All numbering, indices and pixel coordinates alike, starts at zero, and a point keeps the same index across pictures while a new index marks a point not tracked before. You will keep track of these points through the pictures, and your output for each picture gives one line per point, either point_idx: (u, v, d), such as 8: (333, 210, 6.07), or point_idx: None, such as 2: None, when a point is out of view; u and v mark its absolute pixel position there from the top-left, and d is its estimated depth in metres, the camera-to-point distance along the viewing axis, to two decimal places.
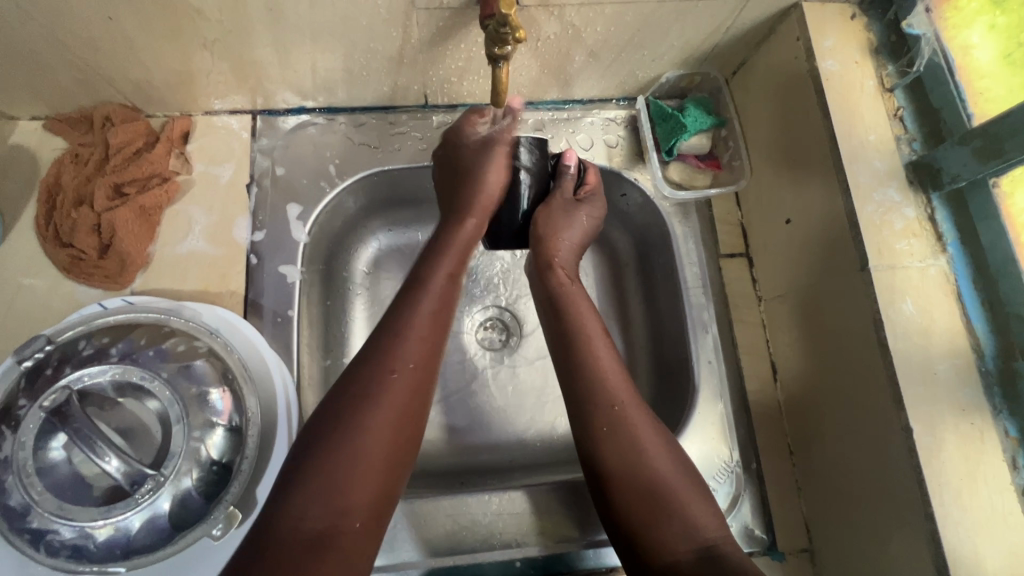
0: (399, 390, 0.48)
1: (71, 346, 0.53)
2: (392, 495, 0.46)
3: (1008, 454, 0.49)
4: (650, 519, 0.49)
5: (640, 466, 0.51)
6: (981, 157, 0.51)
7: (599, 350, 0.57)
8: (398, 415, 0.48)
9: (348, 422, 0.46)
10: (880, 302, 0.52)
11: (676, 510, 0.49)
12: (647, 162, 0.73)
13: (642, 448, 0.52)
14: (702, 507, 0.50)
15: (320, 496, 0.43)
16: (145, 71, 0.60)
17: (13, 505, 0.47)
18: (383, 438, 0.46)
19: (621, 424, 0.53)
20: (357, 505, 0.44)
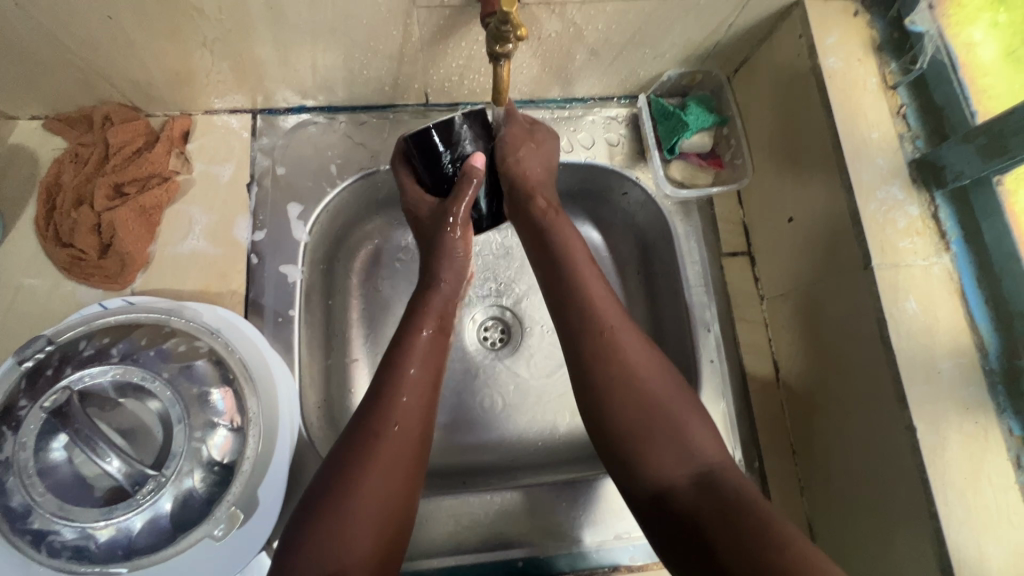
0: (398, 444, 0.50)
1: (72, 346, 0.53)
2: (394, 540, 0.48)
3: (1012, 453, 0.49)
4: (647, 454, 0.50)
5: (634, 394, 0.52)
6: (985, 154, 0.51)
7: (590, 280, 0.58)
8: (394, 466, 0.49)
9: (349, 481, 0.48)
10: (883, 300, 0.52)
11: (670, 436, 0.50)
12: (648, 160, 0.72)
13: (636, 372, 0.53)
14: (701, 429, 0.51)
15: (326, 542, 0.45)
16: (144, 70, 0.60)
17: (14, 506, 0.47)
18: (382, 494, 0.48)
19: (611, 354, 0.54)
20: (362, 548, 0.46)
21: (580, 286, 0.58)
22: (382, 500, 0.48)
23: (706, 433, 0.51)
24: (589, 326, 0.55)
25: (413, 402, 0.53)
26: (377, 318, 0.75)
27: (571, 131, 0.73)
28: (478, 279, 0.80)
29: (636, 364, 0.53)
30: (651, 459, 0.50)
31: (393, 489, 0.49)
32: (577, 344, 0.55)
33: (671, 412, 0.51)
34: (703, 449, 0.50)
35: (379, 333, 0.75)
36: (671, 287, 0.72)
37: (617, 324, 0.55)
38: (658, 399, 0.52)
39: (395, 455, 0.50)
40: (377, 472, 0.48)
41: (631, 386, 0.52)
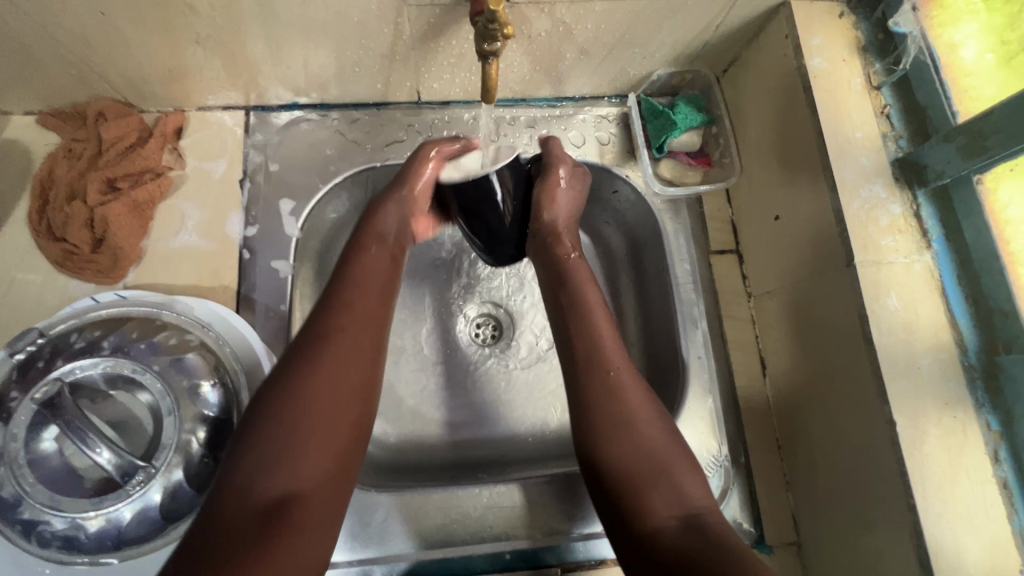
0: (343, 347, 0.48)
1: (63, 339, 0.53)
2: (346, 460, 0.45)
3: (990, 448, 0.50)
4: (635, 490, 0.49)
5: (630, 432, 0.52)
6: (965, 154, 0.52)
7: (598, 321, 0.59)
8: (348, 341, 0.49)
9: (314, 356, 0.47)
10: (865, 297, 0.53)
11: (662, 478, 0.49)
12: (638, 159, 0.73)
13: (636, 416, 0.53)
14: (692, 476, 0.50)
15: (265, 468, 0.42)
16: (138, 66, 0.60)
17: (5, 496, 0.48)
18: (332, 412, 0.45)
19: (614, 390, 0.54)
20: (310, 476, 0.43)
21: (592, 332, 0.58)
22: (342, 368, 0.47)
23: (698, 481, 0.50)
24: (594, 371, 0.55)
25: (361, 348, 0.49)
26: None
27: (562, 129, 0.74)
28: (470, 276, 0.81)
29: (635, 405, 0.53)
30: (641, 497, 0.48)
31: (347, 375, 0.47)
32: (581, 385, 0.55)
33: (666, 455, 0.51)
34: (692, 494, 0.49)
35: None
36: (660, 283, 0.73)
37: (623, 366, 0.56)
38: (654, 442, 0.51)
39: (354, 343, 0.49)
40: (332, 355, 0.47)
41: (630, 426, 0.52)
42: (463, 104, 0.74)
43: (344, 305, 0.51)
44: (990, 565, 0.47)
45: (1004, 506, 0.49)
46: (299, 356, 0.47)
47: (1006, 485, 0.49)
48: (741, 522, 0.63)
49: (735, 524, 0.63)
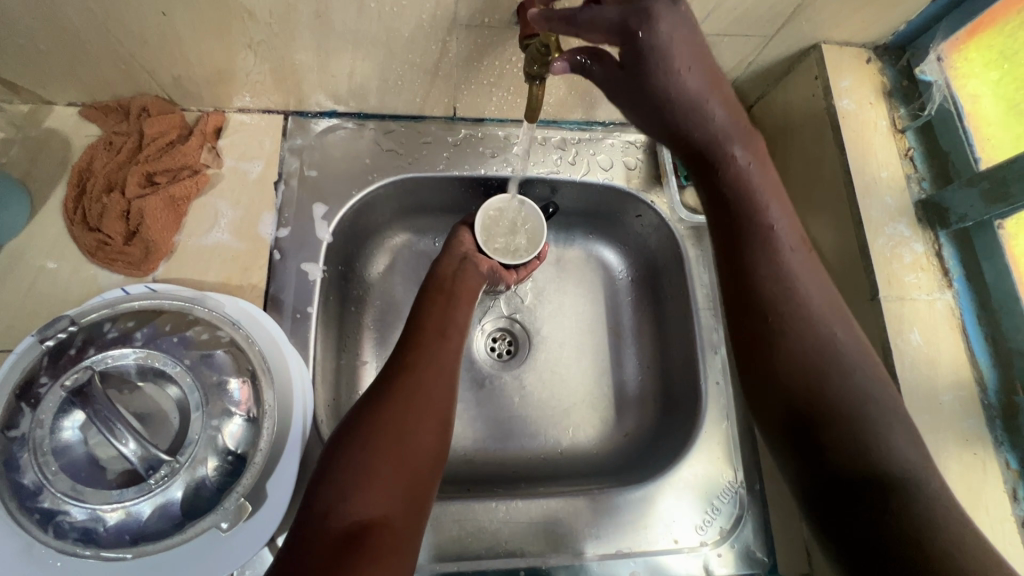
0: (414, 386, 0.55)
1: (96, 328, 0.53)
2: (416, 491, 0.49)
3: (1008, 485, 0.51)
4: (823, 422, 0.46)
5: (828, 364, 0.47)
6: (987, 199, 0.53)
7: (773, 217, 0.52)
8: (421, 402, 0.54)
9: (382, 408, 0.52)
10: (889, 331, 0.54)
11: (851, 427, 0.46)
12: (664, 185, 0.76)
13: (816, 330, 0.49)
14: (902, 430, 0.45)
15: (343, 493, 0.46)
16: (187, 66, 0.62)
17: (25, 483, 0.47)
18: (406, 436, 0.51)
19: (793, 296, 0.50)
20: (381, 501, 0.47)
21: (783, 268, 0.51)
22: (408, 420, 0.52)
23: (904, 435, 0.45)
24: (774, 280, 0.50)
25: (434, 397, 0.55)
26: (389, 324, 0.78)
27: (591, 153, 0.77)
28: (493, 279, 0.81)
29: (830, 338, 0.49)
30: (835, 445, 0.46)
31: (418, 425, 0.52)
32: (739, 193, 0.52)
33: (870, 416, 0.46)
34: (898, 449, 0.45)
35: (384, 335, 0.77)
36: (682, 309, 0.75)
37: (806, 284, 0.51)
38: (821, 361, 0.48)
39: (413, 397, 0.54)
40: (395, 410, 0.52)
41: (815, 354, 0.48)
42: (495, 122, 0.76)
43: (413, 361, 0.58)
44: None
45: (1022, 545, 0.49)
46: (372, 410, 0.52)
47: None
48: (755, 551, 0.64)
49: (747, 552, 0.64)
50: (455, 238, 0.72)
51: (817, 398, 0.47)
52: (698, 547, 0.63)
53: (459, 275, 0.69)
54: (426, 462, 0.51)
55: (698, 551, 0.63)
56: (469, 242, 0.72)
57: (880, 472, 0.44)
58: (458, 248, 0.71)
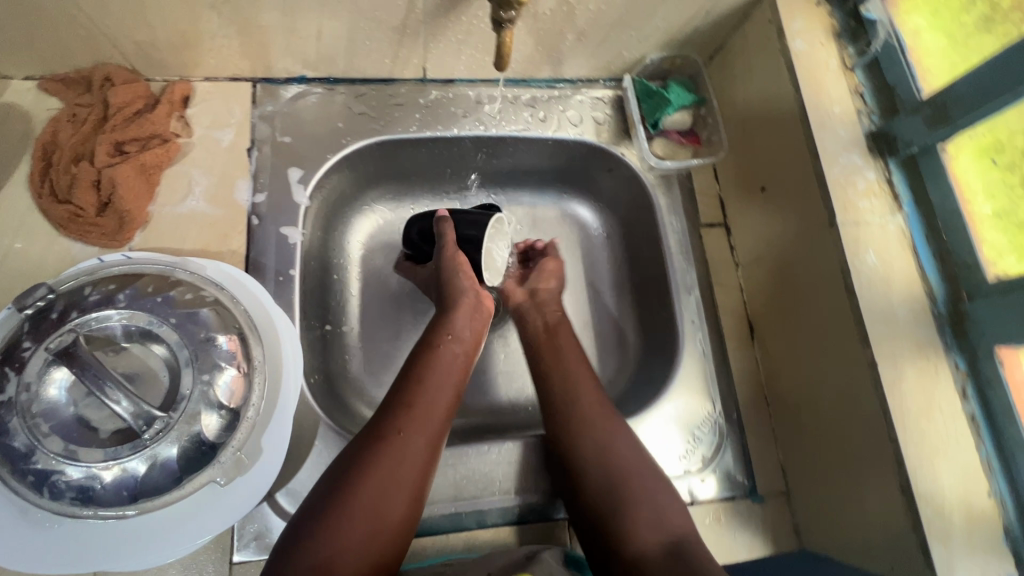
0: (400, 454, 0.54)
1: (76, 293, 0.53)
2: (382, 562, 0.50)
3: (959, 385, 0.55)
4: (609, 518, 0.56)
5: (608, 476, 0.58)
6: (931, 123, 0.57)
7: (571, 369, 0.66)
8: (402, 475, 0.53)
9: (363, 470, 0.52)
10: (846, 253, 0.58)
11: (644, 496, 0.56)
12: (633, 138, 0.78)
13: (621, 451, 0.59)
14: (670, 500, 0.57)
15: (314, 559, 0.47)
16: (150, 30, 0.61)
17: (16, 446, 0.47)
18: (381, 501, 0.51)
19: (576, 428, 0.61)
20: (347, 570, 0.48)
21: (566, 376, 0.65)
22: (386, 485, 0.52)
23: (675, 506, 0.56)
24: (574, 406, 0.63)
25: (417, 459, 0.54)
26: (370, 290, 0.80)
27: (561, 109, 0.79)
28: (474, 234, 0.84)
29: (627, 455, 0.59)
30: (624, 537, 0.54)
31: (395, 493, 0.52)
32: (566, 399, 0.64)
33: (631, 490, 0.57)
34: (676, 523, 0.55)
35: (378, 312, 0.79)
36: (656, 255, 0.78)
37: (574, 367, 0.66)
38: (629, 474, 0.58)
39: (397, 462, 0.53)
40: (377, 478, 0.52)
41: (603, 451, 0.59)
42: (466, 82, 0.77)
43: (407, 414, 0.56)
44: (964, 491, 0.52)
45: (972, 437, 0.54)
46: (357, 474, 0.52)
47: (974, 418, 0.54)
48: (735, 474, 0.68)
49: (728, 476, 0.68)
50: (453, 269, 0.67)
51: (612, 492, 0.57)
52: (683, 474, 0.67)
53: (469, 315, 0.65)
54: (396, 527, 0.52)
55: (682, 478, 0.66)
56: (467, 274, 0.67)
57: (670, 538, 0.53)
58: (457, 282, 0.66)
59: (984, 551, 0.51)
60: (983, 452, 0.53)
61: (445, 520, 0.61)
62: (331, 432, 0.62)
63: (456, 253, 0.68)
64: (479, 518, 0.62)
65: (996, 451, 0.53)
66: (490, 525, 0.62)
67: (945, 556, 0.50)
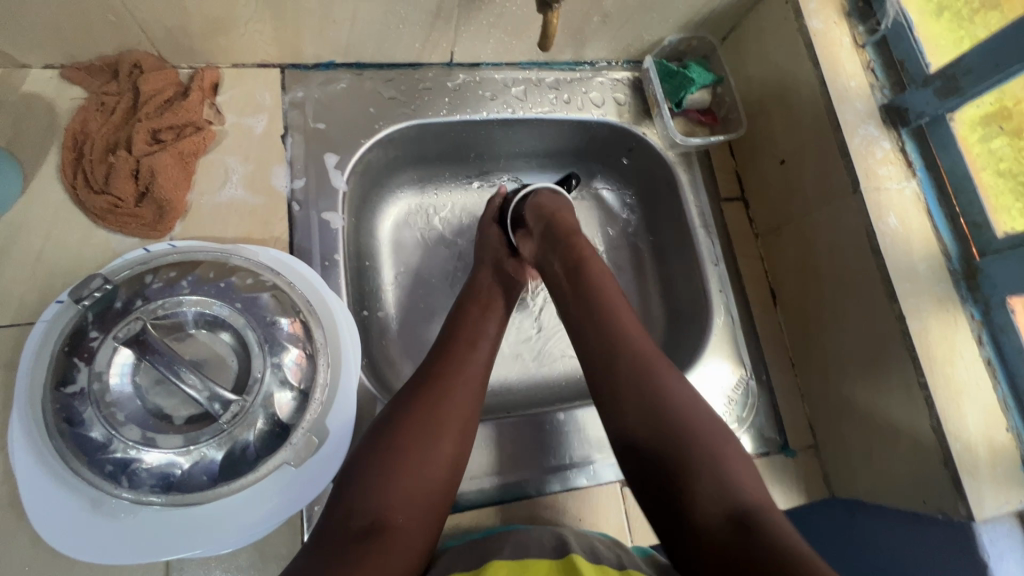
0: (440, 399, 0.56)
1: (136, 281, 0.52)
2: (430, 504, 0.52)
3: (975, 333, 0.60)
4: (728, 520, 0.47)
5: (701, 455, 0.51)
6: (941, 95, 0.62)
7: (625, 321, 0.61)
8: (443, 419, 0.55)
9: (405, 417, 0.54)
10: (871, 217, 0.62)
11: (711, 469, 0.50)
12: (653, 119, 0.81)
13: (677, 400, 0.55)
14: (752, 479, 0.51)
15: (365, 497, 0.49)
16: (184, 16, 0.60)
17: (94, 437, 0.47)
18: (425, 447, 0.53)
19: (647, 391, 0.55)
20: (397, 506, 0.49)
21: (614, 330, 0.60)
22: (429, 431, 0.54)
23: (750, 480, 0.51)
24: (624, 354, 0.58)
25: (458, 406, 0.57)
26: (405, 275, 0.81)
27: (583, 91, 0.81)
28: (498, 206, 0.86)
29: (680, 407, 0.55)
30: (687, 488, 0.50)
31: (438, 437, 0.54)
32: (610, 350, 0.59)
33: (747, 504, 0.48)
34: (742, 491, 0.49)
35: (413, 298, 0.81)
36: (680, 229, 0.81)
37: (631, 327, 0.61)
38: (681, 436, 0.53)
39: (438, 406, 0.56)
40: (422, 423, 0.54)
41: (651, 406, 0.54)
42: (491, 66, 0.78)
43: (447, 368, 0.60)
44: (988, 427, 0.57)
45: (991, 380, 0.59)
46: (402, 421, 0.54)
47: (990, 362, 0.60)
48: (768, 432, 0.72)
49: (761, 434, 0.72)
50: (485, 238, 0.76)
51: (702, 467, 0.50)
52: None
53: (492, 284, 0.71)
54: (441, 472, 0.53)
55: None
56: (498, 243, 0.75)
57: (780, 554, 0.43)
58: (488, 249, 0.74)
59: (1008, 480, 0.56)
60: (1000, 391, 0.59)
61: (506, 490, 0.64)
62: None
63: (490, 223, 0.77)
64: (538, 486, 0.65)
65: (1011, 389, 0.59)
66: (549, 492, 0.65)
67: (975, 487, 0.55)
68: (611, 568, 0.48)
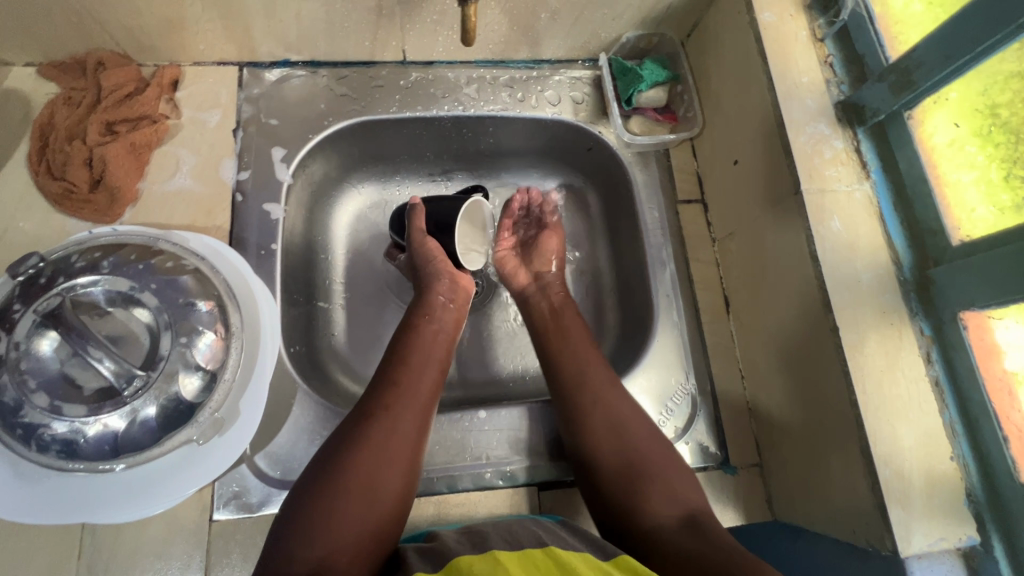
0: (388, 428, 0.53)
1: (64, 260, 0.56)
2: (381, 540, 0.48)
3: (923, 350, 0.55)
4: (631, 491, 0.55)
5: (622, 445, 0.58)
6: (895, 90, 0.57)
7: (585, 356, 0.65)
8: (389, 449, 0.52)
9: (353, 449, 0.51)
10: (811, 221, 0.58)
11: (655, 483, 0.55)
12: (610, 117, 0.79)
13: (626, 424, 0.59)
14: (683, 480, 0.55)
15: (307, 537, 0.45)
16: (138, 17, 0.64)
17: (6, 401, 0.50)
18: (372, 478, 0.50)
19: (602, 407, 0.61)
20: (344, 544, 0.46)
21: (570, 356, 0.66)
22: (376, 462, 0.51)
23: (688, 483, 0.55)
24: (580, 386, 0.62)
25: (407, 434, 0.54)
26: (357, 271, 0.81)
27: (539, 89, 0.80)
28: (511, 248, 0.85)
29: (646, 443, 0.58)
30: (635, 498, 0.54)
31: (387, 468, 0.51)
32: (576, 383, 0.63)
33: (647, 467, 0.56)
34: (688, 496, 0.54)
35: (360, 293, 0.80)
36: (633, 232, 0.79)
37: (592, 367, 0.64)
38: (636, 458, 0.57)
39: (386, 437, 0.52)
40: (368, 452, 0.51)
41: (615, 427, 0.59)
42: (446, 64, 0.79)
43: (392, 391, 0.56)
44: (925, 454, 0.52)
45: (936, 402, 0.54)
46: (346, 451, 0.51)
47: (937, 383, 0.54)
48: (708, 447, 0.68)
49: (702, 448, 0.68)
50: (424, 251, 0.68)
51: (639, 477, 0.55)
52: None
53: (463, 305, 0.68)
54: (390, 508, 0.50)
55: None
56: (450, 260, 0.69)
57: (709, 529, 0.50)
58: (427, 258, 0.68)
59: (945, 514, 0.51)
60: (946, 416, 0.53)
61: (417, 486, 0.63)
62: (309, 397, 0.65)
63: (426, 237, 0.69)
64: (451, 484, 0.64)
65: (959, 415, 0.53)
66: (461, 490, 0.64)
67: (903, 518, 0.50)
68: (532, 552, 0.41)
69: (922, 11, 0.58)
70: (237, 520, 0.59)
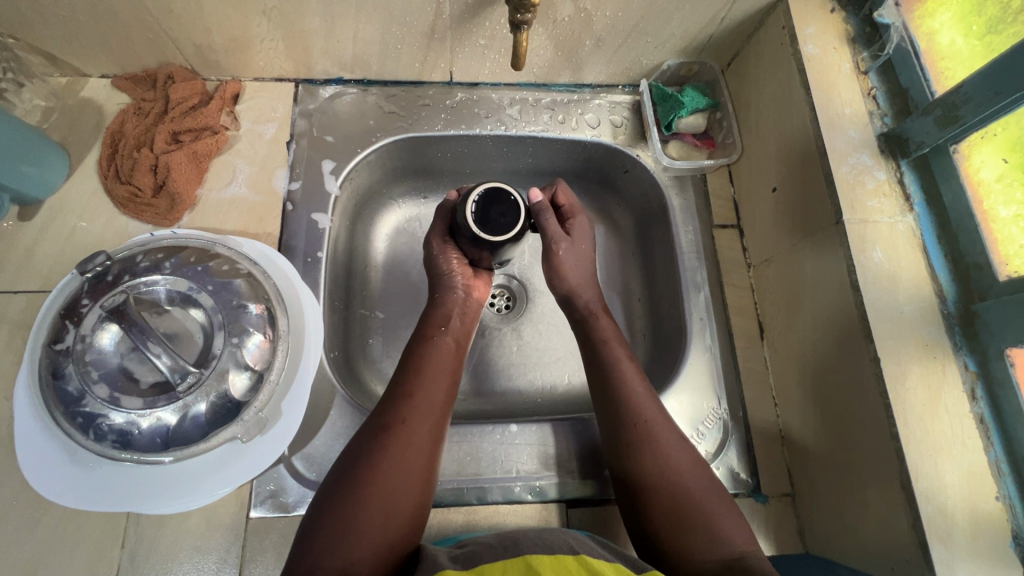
0: (405, 438, 0.52)
1: (130, 260, 0.59)
2: (397, 552, 0.47)
3: (967, 386, 0.54)
4: (672, 528, 0.53)
5: (666, 481, 0.55)
6: (941, 124, 0.58)
7: (626, 371, 0.62)
8: (404, 460, 0.51)
9: (372, 460, 0.50)
10: (852, 250, 0.58)
11: (701, 523, 0.52)
12: (647, 141, 0.81)
13: (676, 467, 0.56)
14: (728, 520, 0.53)
15: (328, 547, 0.45)
16: (208, 36, 0.68)
17: (70, 390, 0.53)
18: (391, 490, 0.49)
19: (648, 440, 0.58)
20: (365, 553, 0.45)
21: (618, 372, 0.62)
22: (397, 475, 0.50)
23: (734, 525, 0.53)
24: (629, 414, 0.59)
25: (421, 443, 0.53)
26: (395, 282, 0.83)
27: (580, 112, 0.82)
28: (534, 267, 0.86)
29: (692, 484, 0.55)
30: (678, 535, 0.52)
31: (405, 480, 0.50)
32: (622, 408, 0.60)
33: (699, 505, 0.54)
34: (734, 542, 0.51)
35: (397, 303, 0.82)
36: (667, 254, 0.79)
37: (641, 398, 0.60)
38: (689, 491, 0.55)
39: (405, 443, 0.52)
40: (384, 460, 0.50)
41: (661, 461, 0.56)
42: (490, 86, 0.82)
43: (408, 403, 0.55)
44: (969, 493, 0.51)
45: (981, 440, 0.53)
46: (363, 466, 0.50)
47: (982, 420, 0.53)
48: (739, 473, 0.68)
49: (733, 474, 0.68)
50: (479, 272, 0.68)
51: (688, 516, 0.53)
52: None
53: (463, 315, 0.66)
54: (407, 515, 0.49)
55: None
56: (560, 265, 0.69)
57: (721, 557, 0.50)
58: (452, 284, 0.66)
59: (989, 555, 0.49)
60: (990, 454, 0.52)
61: (448, 497, 0.64)
62: (346, 403, 0.66)
63: (445, 244, 0.66)
64: (479, 496, 0.64)
65: (1005, 454, 0.52)
66: (490, 502, 0.64)
67: (946, 557, 0.49)
68: (567, 556, 0.41)
69: (968, 47, 0.59)
70: (273, 519, 0.61)
